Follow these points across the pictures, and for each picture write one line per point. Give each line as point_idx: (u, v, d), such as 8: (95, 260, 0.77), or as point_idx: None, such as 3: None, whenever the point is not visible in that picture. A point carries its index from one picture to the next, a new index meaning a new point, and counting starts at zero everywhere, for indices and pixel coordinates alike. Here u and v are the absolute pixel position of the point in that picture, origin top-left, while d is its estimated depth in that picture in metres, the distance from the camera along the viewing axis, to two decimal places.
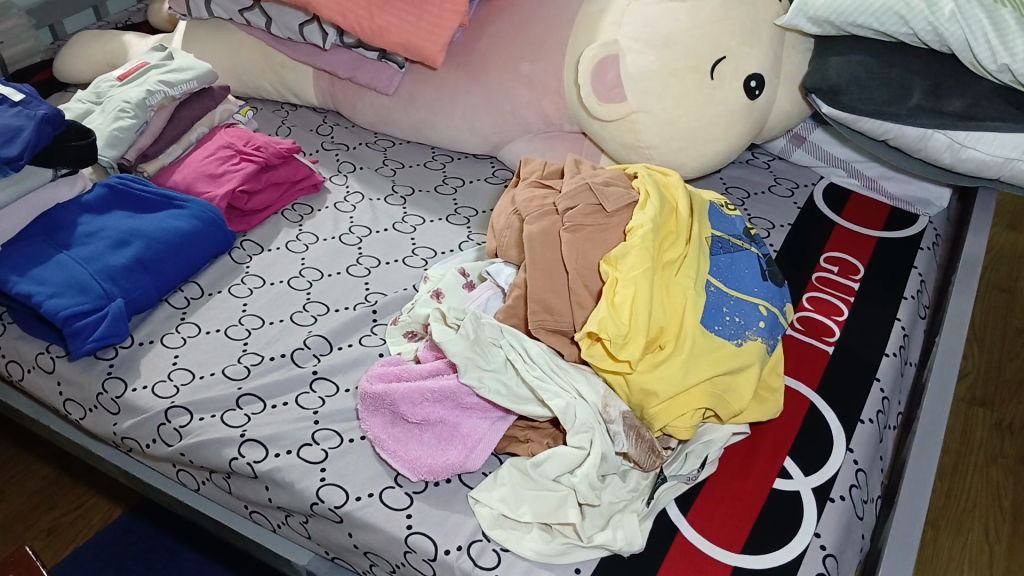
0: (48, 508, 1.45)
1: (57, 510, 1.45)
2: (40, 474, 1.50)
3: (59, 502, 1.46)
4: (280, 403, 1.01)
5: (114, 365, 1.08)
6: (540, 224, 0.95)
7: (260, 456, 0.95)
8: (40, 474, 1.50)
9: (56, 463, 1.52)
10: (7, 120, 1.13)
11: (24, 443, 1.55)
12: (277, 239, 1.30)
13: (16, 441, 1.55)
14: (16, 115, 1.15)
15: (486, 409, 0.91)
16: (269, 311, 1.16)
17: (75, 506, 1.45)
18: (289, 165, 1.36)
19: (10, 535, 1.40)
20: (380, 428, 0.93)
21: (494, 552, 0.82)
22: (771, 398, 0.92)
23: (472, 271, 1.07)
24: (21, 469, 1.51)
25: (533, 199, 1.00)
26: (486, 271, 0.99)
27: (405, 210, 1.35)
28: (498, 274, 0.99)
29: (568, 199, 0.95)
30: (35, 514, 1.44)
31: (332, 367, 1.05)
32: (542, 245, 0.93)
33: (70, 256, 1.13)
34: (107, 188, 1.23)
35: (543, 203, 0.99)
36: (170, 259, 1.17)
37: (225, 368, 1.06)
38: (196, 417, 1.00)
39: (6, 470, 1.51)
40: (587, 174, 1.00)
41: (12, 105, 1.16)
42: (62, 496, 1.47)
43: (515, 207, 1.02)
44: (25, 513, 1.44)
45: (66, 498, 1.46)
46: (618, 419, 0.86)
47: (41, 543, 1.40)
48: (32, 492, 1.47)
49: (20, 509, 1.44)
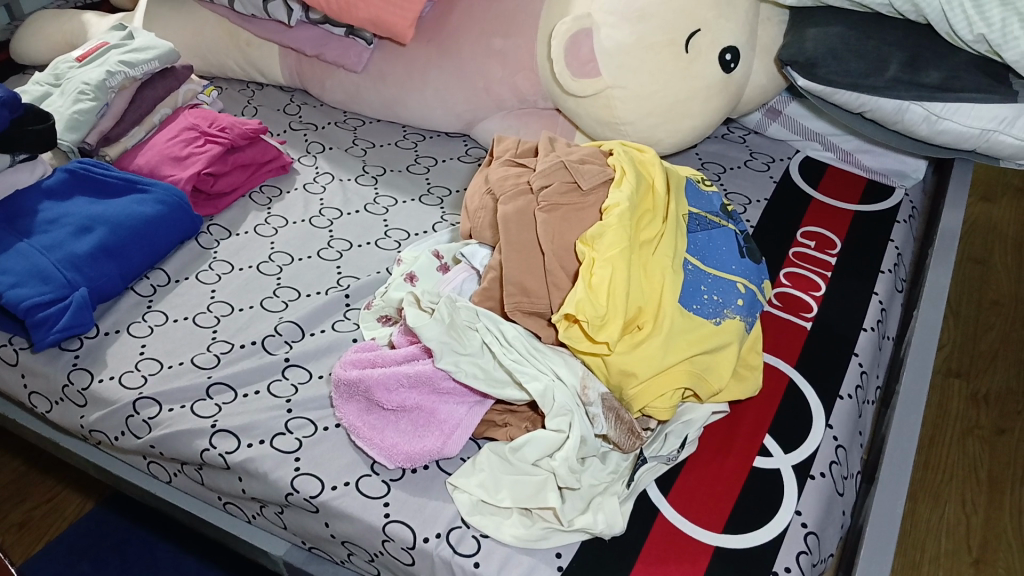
0: (18, 501, 1.42)
1: (29, 503, 1.42)
2: (9, 467, 1.47)
3: (31, 494, 1.43)
4: (252, 391, 0.99)
5: (80, 356, 1.05)
6: (514, 204, 0.91)
7: (232, 446, 0.93)
8: (9, 468, 1.47)
9: (26, 455, 1.49)
10: None
11: None
12: (246, 223, 1.27)
13: None
14: None
15: (463, 394, 0.89)
16: (238, 297, 1.13)
17: (46, 499, 1.43)
18: (256, 146, 1.33)
19: None
20: (355, 416, 0.91)
21: (473, 539, 0.81)
22: (751, 376, 0.90)
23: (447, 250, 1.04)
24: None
25: (506, 177, 0.96)
26: (460, 253, 0.97)
27: (376, 191, 1.32)
28: (473, 256, 0.97)
29: (543, 177, 0.91)
30: (5, 508, 1.41)
31: (305, 353, 1.03)
32: (516, 225, 0.90)
33: (31, 243, 1.10)
34: (67, 173, 1.21)
35: (519, 179, 0.95)
36: (135, 245, 1.14)
37: (195, 357, 1.03)
38: (165, 408, 0.98)
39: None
40: (562, 150, 0.97)
41: None
42: (34, 489, 1.44)
43: (489, 186, 0.99)
44: None
45: (37, 491, 1.44)
46: (597, 402, 0.84)
47: (14, 537, 1.37)
48: (1, 486, 1.44)
49: None
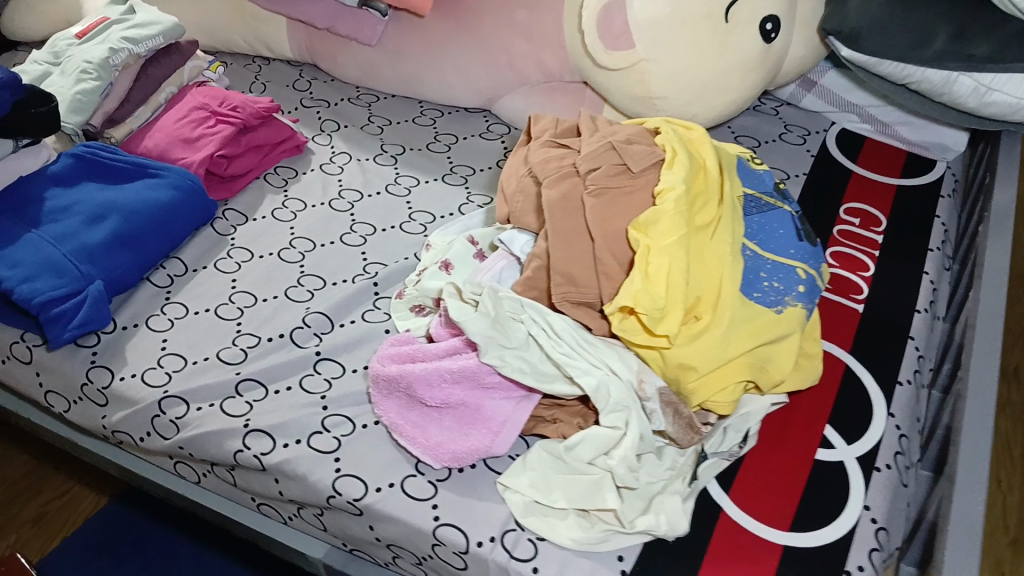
0: (32, 496, 1.38)
1: (42, 497, 1.38)
2: (20, 460, 1.43)
3: (44, 488, 1.39)
4: (283, 387, 0.95)
5: (98, 353, 1.00)
6: (559, 188, 0.86)
7: (267, 447, 0.89)
8: (20, 461, 1.43)
9: (35, 449, 1.45)
10: None
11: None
12: (262, 207, 1.21)
13: None
14: None
15: (508, 389, 0.85)
16: (261, 286, 1.08)
17: (62, 492, 1.39)
18: (269, 125, 1.28)
19: None
20: (396, 413, 0.87)
21: (529, 542, 0.78)
22: (811, 365, 0.86)
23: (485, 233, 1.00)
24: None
25: (550, 159, 0.90)
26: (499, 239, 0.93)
27: (397, 171, 1.27)
28: (512, 242, 0.92)
29: (590, 160, 0.86)
30: (19, 503, 1.37)
31: (336, 347, 0.99)
32: (563, 210, 0.85)
33: (41, 234, 1.05)
34: (74, 158, 1.15)
35: (562, 161, 0.89)
36: (151, 234, 1.09)
37: (220, 351, 0.99)
38: (193, 407, 0.93)
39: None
40: (607, 129, 0.92)
41: None
42: (46, 483, 1.40)
43: (528, 168, 0.94)
44: (9, 503, 1.37)
45: (51, 485, 1.40)
46: (654, 397, 0.80)
47: (29, 533, 1.33)
48: (13, 480, 1.40)
49: (3, 499, 1.38)
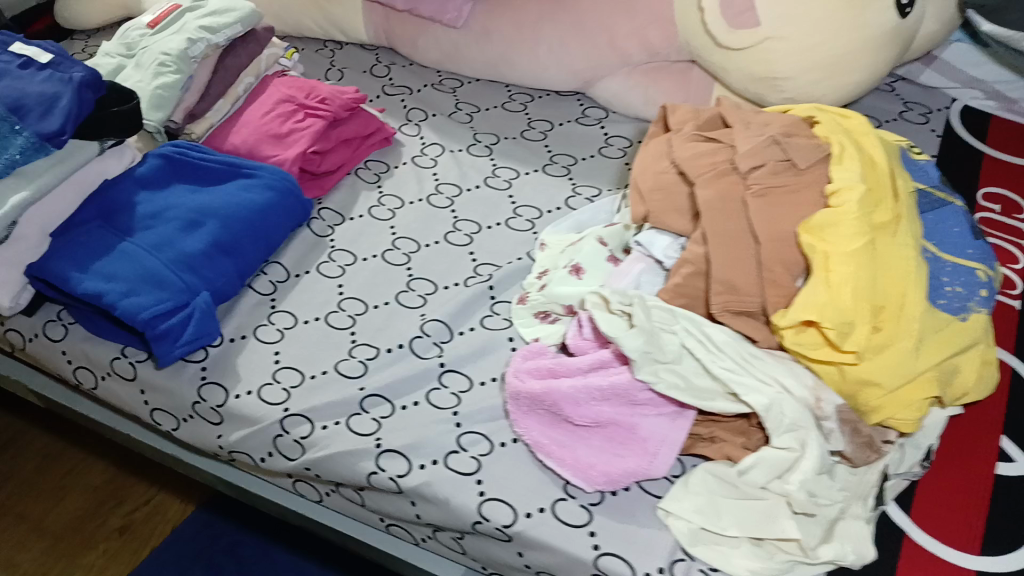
0: (115, 505, 1.36)
1: (127, 505, 1.36)
2: (99, 469, 1.40)
3: (127, 496, 1.37)
4: (410, 403, 0.90)
5: (208, 368, 0.95)
6: (717, 188, 0.80)
7: (403, 469, 0.84)
8: (101, 469, 1.40)
9: (115, 456, 1.42)
10: (39, 87, 0.99)
11: (74, 437, 1.45)
12: (358, 205, 1.16)
13: (65, 434, 1.45)
14: (49, 79, 1.00)
15: (661, 406, 0.79)
16: (369, 292, 1.03)
17: (145, 501, 1.36)
18: (357, 117, 1.22)
19: (80, 540, 1.31)
20: (538, 432, 0.82)
21: (701, 574, 0.74)
22: (990, 369, 0.79)
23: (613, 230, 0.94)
24: (78, 465, 1.41)
25: (700, 155, 0.84)
26: (636, 240, 0.87)
27: (494, 163, 1.21)
28: (653, 244, 0.86)
29: (752, 156, 0.80)
30: (103, 513, 1.35)
31: (460, 357, 0.94)
32: (722, 214, 0.78)
33: (136, 243, 0.99)
34: (161, 158, 1.09)
35: (714, 157, 0.83)
36: (248, 238, 1.03)
37: (338, 364, 0.94)
38: (318, 426, 0.89)
39: (62, 466, 1.41)
40: (759, 119, 0.85)
41: (41, 69, 1.02)
42: (129, 491, 1.37)
43: (670, 163, 0.87)
44: (92, 512, 1.35)
45: (134, 494, 1.37)
46: (832, 416, 0.75)
47: (117, 543, 1.31)
48: (94, 489, 1.38)
49: (86, 508, 1.35)
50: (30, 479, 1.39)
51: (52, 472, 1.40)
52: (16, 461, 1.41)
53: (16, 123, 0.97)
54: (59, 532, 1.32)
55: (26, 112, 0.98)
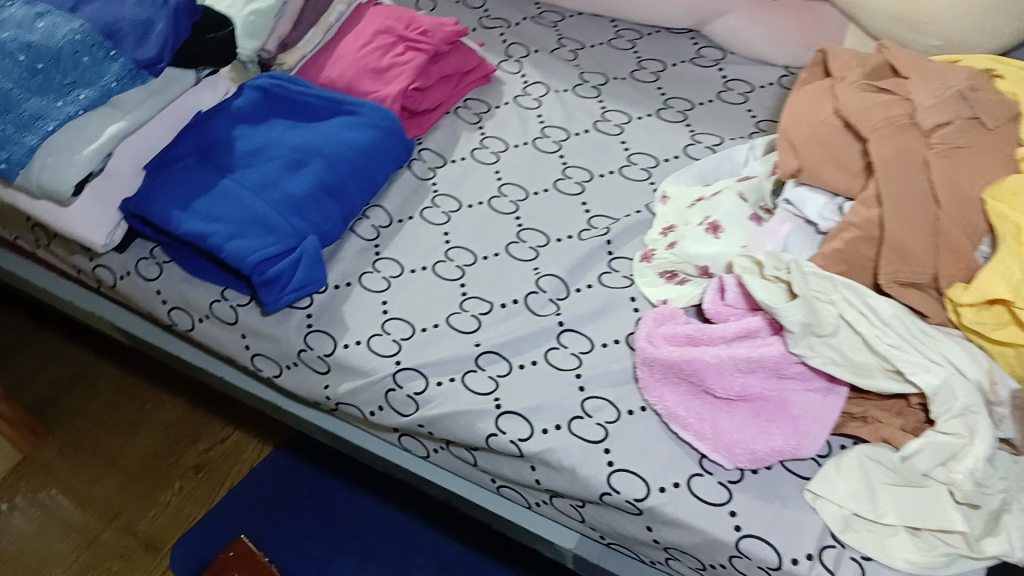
0: (191, 442, 1.34)
1: (202, 444, 1.34)
2: (174, 405, 1.39)
3: (202, 434, 1.35)
4: (528, 362, 0.85)
5: (313, 316, 0.91)
6: (891, 145, 0.76)
7: (525, 433, 0.80)
8: (175, 405, 1.39)
9: (188, 392, 1.40)
10: (134, 10, 0.93)
11: (147, 372, 1.43)
12: (459, 147, 1.10)
13: (137, 369, 1.43)
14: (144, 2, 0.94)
15: (811, 380, 0.76)
16: (478, 241, 0.98)
17: (221, 440, 1.35)
18: (457, 52, 1.15)
19: (157, 476, 1.29)
20: (675, 402, 0.78)
21: (853, 562, 0.69)
22: None
23: (756, 180, 0.89)
24: (151, 400, 1.39)
25: (874, 107, 0.79)
26: (785, 198, 0.83)
27: (604, 106, 1.13)
28: (805, 204, 0.81)
29: (938, 113, 0.76)
30: (179, 450, 1.33)
31: (579, 316, 0.89)
32: (902, 170, 0.75)
33: (239, 183, 0.94)
34: (258, 92, 1.03)
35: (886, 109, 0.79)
36: (354, 180, 0.98)
37: (450, 317, 0.90)
38: (432, 382, 0.85)
39: (135, 401, 1.39)
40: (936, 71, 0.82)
41: None
42: (204, 430, 1.36)
43: (835, 110, 0.82)
44: (168, 449, 1.33)
45: (209, 432, 1.35)
46: (1007, 402, 0.69)
47: (194, 482, 1.30)
48: (169, 426, 1.36)
49: (161, 444, 1.33)
50: (105, 413, 1.37)
51: (126, 407, 1.38)
52: (90, 395, 1.40)
53: (111, 50, 0.92)
54: (135, 467, 1.31)
55: (121, 38, 0.93)
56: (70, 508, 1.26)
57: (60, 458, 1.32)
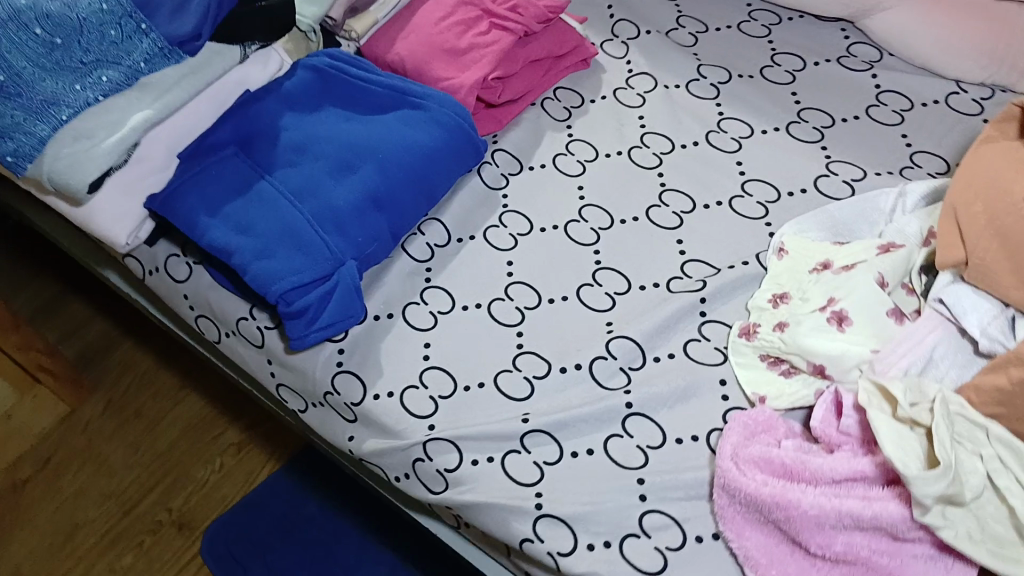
0: (235, 416, 1.20)
1: (246, 420, 1.20)
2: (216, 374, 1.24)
3: (247, 409, 1.21)
4: (583, 450, 0.71)
5: (345, 352, 0.77)
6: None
7: (567, 546, 0.66)
8: (214, 377, 1.24)
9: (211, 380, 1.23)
10: None
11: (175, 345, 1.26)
12: (540, 151, 0.93)
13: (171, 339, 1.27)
14: None
15: (932, 551, 0.59)
16: (546, 278, 0.82)
17: (266, 417, 1.20)
18: (551, 32, 0.98)
19: (197, 450, 1.17)
20: (757, 547, 0.62)
21: None
22: None
23: (889, 258, 0.70)
24: (196, 365, 1.24)
25: None
26: (935, 296, 0.64)
27: (720, 112, 0.93)
28: (963, 311, 0.63)
29: None
30: (222, 422, 1.20)
31: (655, 397, 0.72)
32: None
33: (276, 184, 0.80)
34: (312, 72, 0.89)
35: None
36: (410, 189, 0.83)
37: (499, 376, 0.75)
38: (467, 459, 0.71)
39: (183, 361, 1.25)
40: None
41: None
42: (249, 404, 1.21)
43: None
44: (210, 421, 1.20)
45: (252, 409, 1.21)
46: None
47: (233, 460, 1.17)
48: (213, 395, 1.22)
49: (203, 414, 1.20)
50: (142, 368, 1.24)
51: (172, 368, 1.24)
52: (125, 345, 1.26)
53: (142, 22, 0.77)
54: (173, 438, 1.18)
55: (154, 9, 0.77)
56: (100, 473, 1.14)
57: (92, 416, 1.20)
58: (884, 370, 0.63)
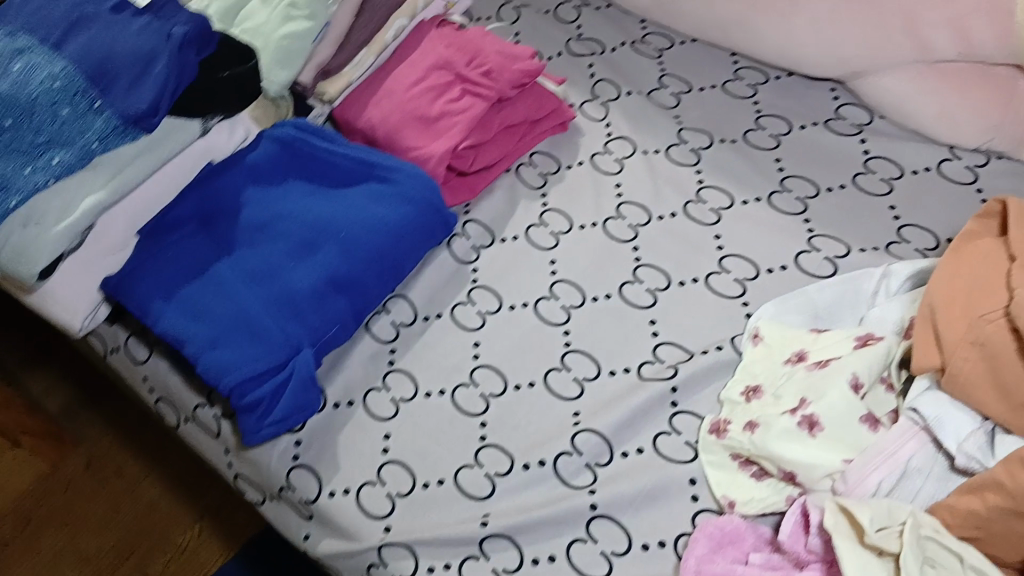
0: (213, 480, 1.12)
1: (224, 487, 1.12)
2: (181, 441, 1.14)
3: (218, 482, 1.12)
4: (544, 556, 0.67)
5: (302, 445, 0.75)
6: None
7: None
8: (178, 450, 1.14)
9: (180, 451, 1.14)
10: (129, 43, 0.77)
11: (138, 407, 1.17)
12: (514, 221, 0.90)
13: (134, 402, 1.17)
14: (141, 32, 0.78)
15: None
16: (513, 363, 0.79)
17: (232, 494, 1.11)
18: (527, 96, 0.95)
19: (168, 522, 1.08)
20: None
21: None
22: None
23: (864, 353, 0.66)
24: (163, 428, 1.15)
25: None
26: (910, 404, 0.60)
27: (700, 181, 0.90)
28: (940, 424, 0.58)
29: None
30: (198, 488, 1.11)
31: (620, 499, 0.69)
32: None
33: (234, 267, 0.78)
34: (277, 143, 0.87)
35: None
36: (373, 271, 0.80)
37: (459, 472, 0.72)
38: (423, 565, 0.68)
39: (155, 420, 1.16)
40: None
41: (135, 13, 0.80)
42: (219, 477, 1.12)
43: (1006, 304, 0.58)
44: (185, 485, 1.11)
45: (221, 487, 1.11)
46: None
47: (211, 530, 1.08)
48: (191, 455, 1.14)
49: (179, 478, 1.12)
50: (113, 431, 1.15)
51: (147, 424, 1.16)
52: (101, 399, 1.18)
53: (95, 100, 0.76)
54: (147, 506, 1.10)
55: (110, 85, 0.76)
56: (75, 537, 1.07)
57: (70, 475, 1.12)
58: (856, 484, 0.59)
